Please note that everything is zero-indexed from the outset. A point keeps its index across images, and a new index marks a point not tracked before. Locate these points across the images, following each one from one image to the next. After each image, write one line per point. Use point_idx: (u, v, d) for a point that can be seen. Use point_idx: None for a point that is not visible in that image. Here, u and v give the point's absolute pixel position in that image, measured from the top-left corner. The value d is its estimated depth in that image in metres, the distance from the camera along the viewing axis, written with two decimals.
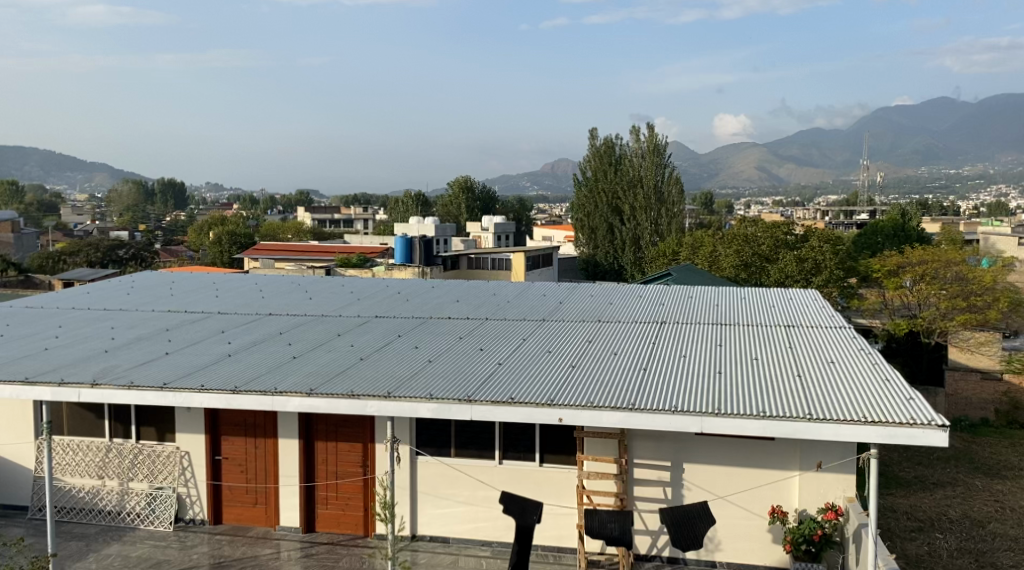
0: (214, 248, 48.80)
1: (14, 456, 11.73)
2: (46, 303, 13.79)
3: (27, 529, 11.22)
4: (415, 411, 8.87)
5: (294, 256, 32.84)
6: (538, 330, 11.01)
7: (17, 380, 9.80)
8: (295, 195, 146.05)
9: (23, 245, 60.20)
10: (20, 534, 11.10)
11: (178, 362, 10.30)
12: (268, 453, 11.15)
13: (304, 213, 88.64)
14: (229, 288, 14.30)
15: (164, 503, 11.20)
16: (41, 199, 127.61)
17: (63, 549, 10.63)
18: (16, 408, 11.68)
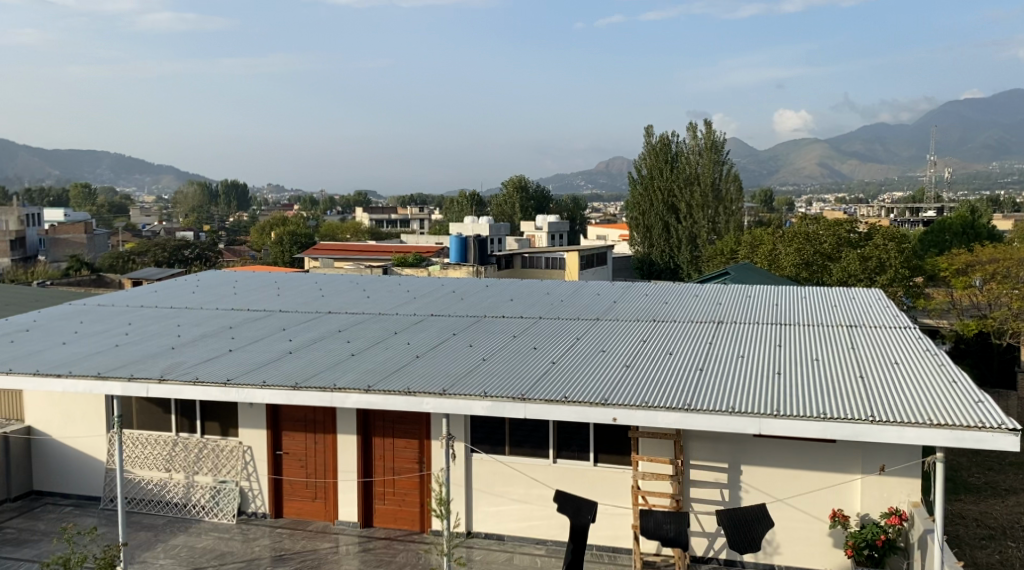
0: (276, 248, 49.67)
1: (87, 448, 12.11)
2: (116, 302, 14.23)
3: (99, 518, 11.59)
4: (470, 409, 8.93)
5: (353, 255, 33.26)
6: (591, 330, 10.99)
7: (89, 374, 10.14)
8: (354, 196, 147.90)
9: (95, 246, 62.14)
10: (93, 523, 11.47)
11: (241, 359, 10.54)
12: (327, 449, 11.32)
13: (362, 213, 89.78)
14: (290, 287, 14.56)
15: (228, 495, 11.50)
16: (110, 201, 131.12)
17: (132, 539, 10.95)
18: (90, 402, 12.07)
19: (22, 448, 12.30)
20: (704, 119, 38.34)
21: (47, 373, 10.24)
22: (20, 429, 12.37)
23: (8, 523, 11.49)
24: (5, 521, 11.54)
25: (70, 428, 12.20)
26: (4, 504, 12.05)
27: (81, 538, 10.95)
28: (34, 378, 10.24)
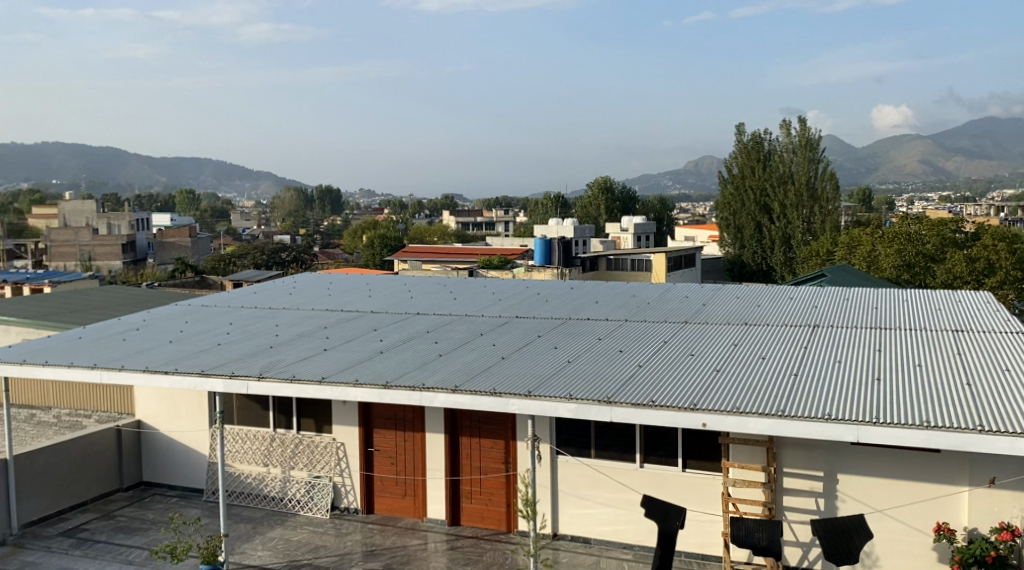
0: (366, 252, 50.79)
1: (191, 442, 12.48)
2: (217, 302, 14.66)
3: (202, 509, 11.92)
4: (556, 411, 8.84)
5: (442, 257, 33.54)
6: (681, 333, 10.78)
7: (194, 372, 10.44)
8: (442, 199, 149.34)
9: (199, 248, 64.01)
10: (196, 514, 11.80)
11: (334, 358, 10.68)
12: (416, 447, 11.40)
13: (450, 216, 90.58)
14: (382, 289, 14.74)
15: (322, 491, 11.71)
16: (213, 206, 135.77)
17: (232, 530, 11.23)
18: (194, 398, 12.45)
19: (132, 441, 12.75)
20: (798, 117, 37.33)
21: (155, 369, 10.59)
22: (131, 422, 12.85)
23: (119, 512, 11.91)
24: (117, 510, 11.96)
25: (177, 423, 12.61)
26: (116, 494, 12.51)
27: (186, 528, 11.28)
28: (142, 374, 10.60)
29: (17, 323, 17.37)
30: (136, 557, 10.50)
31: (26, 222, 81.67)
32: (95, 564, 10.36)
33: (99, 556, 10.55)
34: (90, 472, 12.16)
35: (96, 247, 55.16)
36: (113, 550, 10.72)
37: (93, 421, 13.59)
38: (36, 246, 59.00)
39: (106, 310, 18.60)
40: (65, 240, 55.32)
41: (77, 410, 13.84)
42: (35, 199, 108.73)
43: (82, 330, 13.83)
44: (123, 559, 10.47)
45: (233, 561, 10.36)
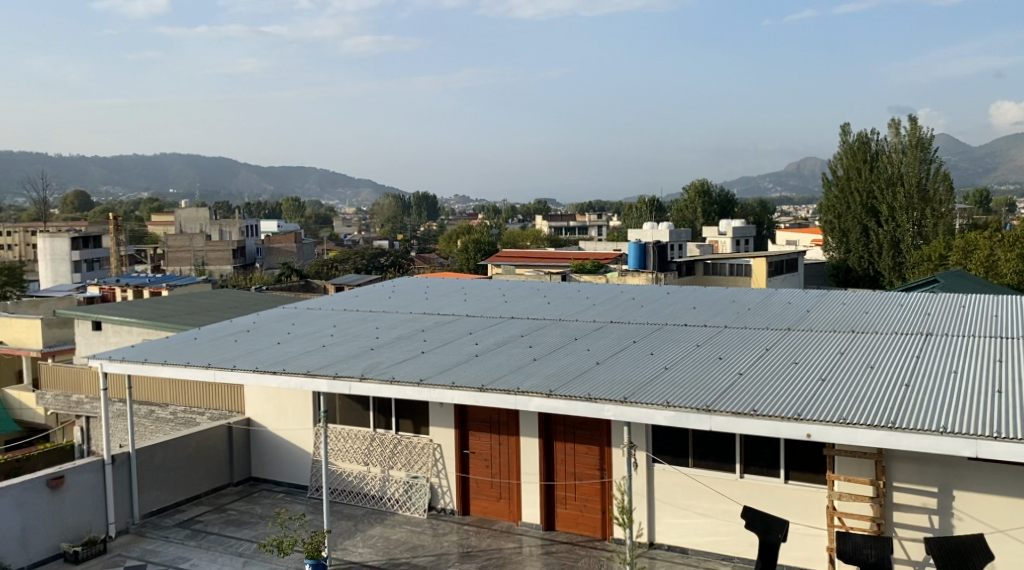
0: (462, 256, 51.22)
1: (296, 440, 12.70)
2: (318, 305, 14.92)
3: (306, 504, 12.10)
4: (653, 418, 8.66)
5: (537, 262, 33.50)
6: (783, 340, 10.44)
7: (299, 372, 10.62)
8: (535, 203, 149.60)
9: (303, 253, 65.64)
10: (300, 509, 11.98)
11: (432, 361, 10.70)
12: (511, 450, 11.35)
13: (542, 221, 90.56)
14: (477, 293, 14.75)
15: (419, 491, 11.75)
16: (314, 213, 139.24)
17: (334, 527, 11.37)
18: (299, 398, 12.68)
19: (242, 437, 13.06)
20: (909, 116, 35.98)
21: (262, 369, 10.85)
22: (240, 420, 13.16)
23: (230, 505, 12.19)
24: (228, 503, 12.25)
25: (282, 421, 12.86)
26: (227, 489, 12.81)
27: (291, 523, 11.47)
28: (251, 374, 10.85)
29: (138, 324, 18.28)
30: (245, 549, 10.72)
31: (143, 229, 85.40)
32: (207, 554, 10.63)
33: (211, 547, 10.81)
34: (203, 467, 12.50)
35: (209, 252, 57.13)
36: (224, 541, 10.98)
37: (206, 418, 14.20)
38: (153, 250, 61.55)
39: (217, 311, 19.21)
40: (179, 246, 56.79)
41: (191, 407, 14.41)
42: (152, 207, 113.80)
43: (196, 331, 14.31)
44: (233, 551, 10.70)
45: (335, 557, 10.49)
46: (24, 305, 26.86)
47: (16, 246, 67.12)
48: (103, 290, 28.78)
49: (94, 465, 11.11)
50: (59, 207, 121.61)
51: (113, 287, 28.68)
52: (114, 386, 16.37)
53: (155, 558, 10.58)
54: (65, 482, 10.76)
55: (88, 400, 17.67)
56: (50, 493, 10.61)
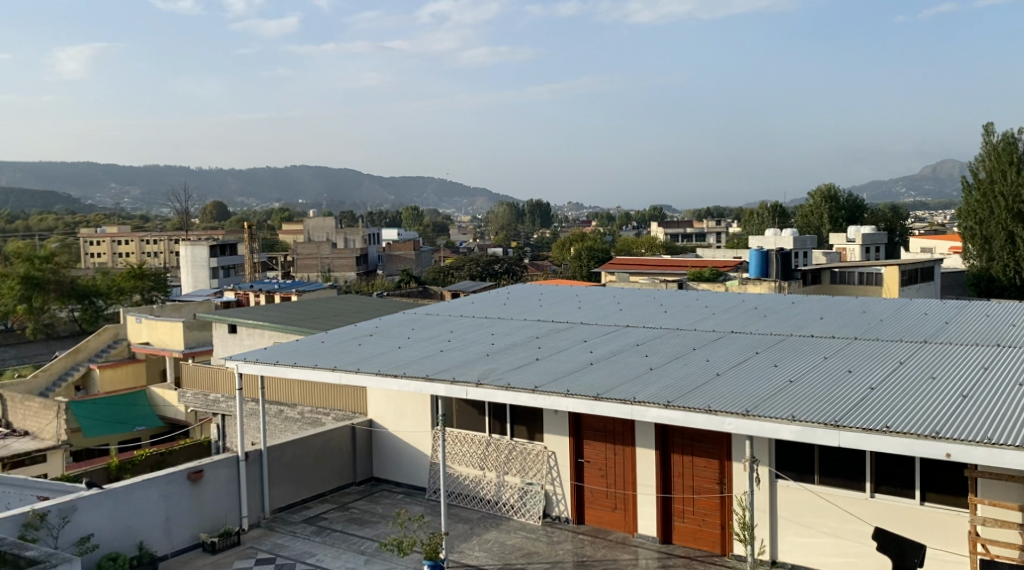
0: (574, 263, 51.22)
1: (415, 443, 12.83)
2: (435, 311, 15.05)
3: (425, 506, 12.17)
4: (777, 432, 8.34)
5: (655, 269, 33.08)
6: (917, 354, 9.92)
7: (419, 377, 10.69)
8: (648, 211, 148.32)
9: (422, 260, 66.80)
10: (419, 511, 12.06)
11: (548, 368, 10.61)
12: (627, 461, 11.15)
13: (657, 227, 89.53)
14: (592, 301, 14.60)
15: (533, 497, 11.69)
16: (431, 221, 141.69)
17: (451, 529, 11.41)
18: (418, 401, 12.80)
19: (365, 438, 13.25)
20: None
21: (381, 373, 10.98)
22: (363, 421, 13.35)
23: (352, 504, 12.37)
24: (351, 502, 12.44)
25: (402, 424, 13.01)
26: (350, 488, 13.01)
27: (410, 524, 11.55)
28: (373, 377, 11.00)
29: (269, 328, 18.83)
30: (368, 547, 10.86)
31: (275, 237, 88.79)
32: (332, 550, 10.81)
33: (335, 544, 10.99)
34: (328, 466, 12.73)
35: (335, 260, 58.67)
36: (346, 539, 11.14)
37: (331, 419, 14.48)
38: (283, 256, 63.82)
39: (343, 315, 19.64)
40: (309, 254, 58.78)
41: (317, 407, 14.72)
42: (281, 217, 118.39)
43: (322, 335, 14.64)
44: (356, 549, 10.84)
45: (452, 559, 10.53)
46: (166, 308, 28.11)
47: (160, 254, 70.77)
48: (238, 295, 29.84)
49: (229, 460, 11.47)
50: (196, 218, 127.67)
51: (247, 292, 29.70)
52: (248, 386, 16.89)
53: (282, 552, 10.83)
54: (203, 475, 11.15)
55: (224, 399, 18.25)
56: (190, 486, 11.02)
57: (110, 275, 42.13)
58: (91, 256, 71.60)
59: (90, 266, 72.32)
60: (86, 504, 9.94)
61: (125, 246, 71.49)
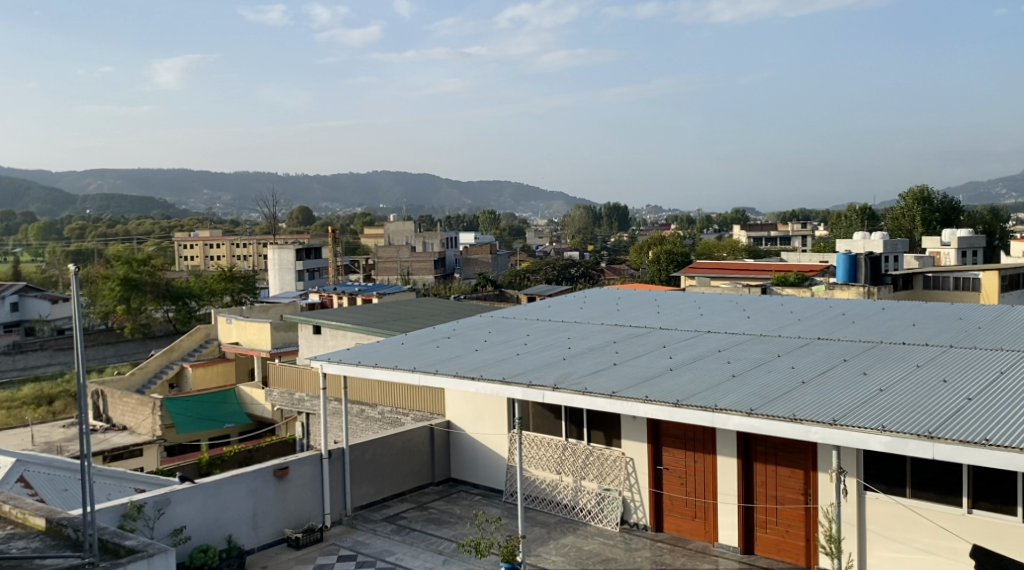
0: (653, 267, 50.77)
1: (492, 445, 12.78)
2: (512, 314, 14.99)
3: (502, 508, 12.10)
4: (865, 443, 8.03)
5: (739, 273, 32.53)
6: (1017, 363, 9.47)
7: (496, 380, 10.63)
8: (730, 213, 146.11)
9: (500, 263, 67.02)
10: (496, 513, 12.00)
11: (627, 373, 10.44)
12: (707, 469, 10.91)
13: (740, 230, 88.12)
14: (671, 306, 14.37)
15: (611, 503, 11.54)
16: (510, 225, 142.26)
17: (528, 533, 11.34)
18: (496, 404, 12.76)
19: (443, 439, 13.27)
20: None
21: (458, 375, 10.96)
22: (442, 422, 13.39)
23: (430, 504, 12.39)
24: (429, 502, 12.45)
25: (480, 425, 12.97)
26: (428, 488, 13.03)
27: (488, 525, 11.50)
28: (451, 379, 10.99)
29: (352, 329, 19.03)
30: (446, 547, 10.84)
31: (357, 241, 90.21)
32: (411, 549, 10.83)
33: (414, 543, 11.00)
34: (408, 466, 12.77)
35: (414, 263, 59.27)
36: (425, 538, 11.14)
37: (410, 419, 14.55)
38: (366, 259, 64.77)
39: (423, 318, 19.73)
40: (389, 257, 59.41)
41: (397, 408, 14.80)
42: (363, 221, 120.37)
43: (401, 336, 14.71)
44: (434, 549, 10.83)
45: (529, 563, 10.44)
46: (254, 309, 28.74)
47: (250, 257, 72.53)
48: (322, 298, 30.28)
49: (313, 457, 11.58)
50: (283, 222, 130.72)
51: (331, 294, 30.11)
52: (331, 385, 17.09)
53: (363, 549, 10.89)
54: (288, 472, 11.28)
55: (309, 398, 18.47)
56: (276, 482, 11.15)
57: (203, 276, 43.24)
58: (185, 259, 73.85)
59: (184, 269, 74.66)
60: (179, 498, 10.16)
61: (217, 249, 73.48)
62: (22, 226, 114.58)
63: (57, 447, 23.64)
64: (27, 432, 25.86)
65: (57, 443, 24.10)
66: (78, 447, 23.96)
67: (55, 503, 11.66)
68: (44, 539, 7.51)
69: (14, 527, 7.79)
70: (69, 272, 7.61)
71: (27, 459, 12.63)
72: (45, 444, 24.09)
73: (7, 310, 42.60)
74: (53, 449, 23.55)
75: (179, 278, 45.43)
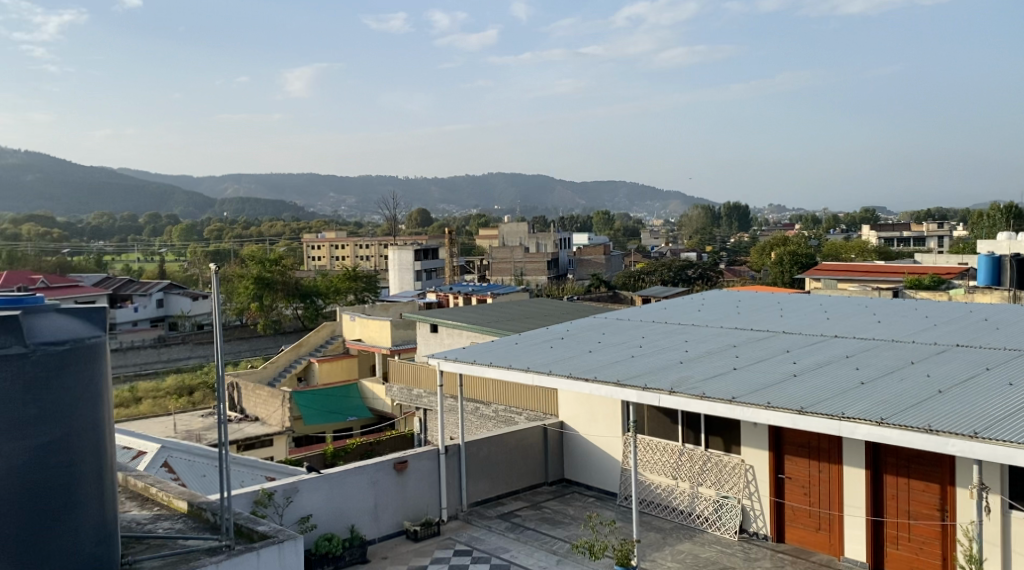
0: (776, 268, 49.54)
1: (606, 447, 12.55)
2: (629, 316, 14.74)
3: (615, 512, 11.87)
4: (1011, 458, 7.48)
5: (869, 276, 31.34)
6: None
7: (611, 381, 10.40)
8: (859, 213, 141.18)
9: (615, 265, 66.53)
10: (610, 516, 11.79)
11: (748, 379, 10.07)
12: (832, 480, 10.42)
13: (870, 231, 84.90)
14: (796, 309, 13.85)
15: (729, 511, 11.15)
16: (627, 225, 141.25)
17: (643, 537, 11.06)
18: (609, 405, 12.54)
19: (556, 439, 13.14)
20: None
21: (572, 376, 10.80)
22: (555, 422, 13.25)
23: (544, 504, 12.25)
24: (543, 501, 12.34)
25: (594, 427, 12.76)
26: (542, 488, 12.91)
27: (603, 528, 11.29)
28: (565, 380, 10.83)
29: (468, 328, 19.09)
30: (560, 548, 10.68)
31: (474, 242, 91.11)
32: (525, 548, 10.72)
33: (529, 542, 10.89)
34: (521, 466, 12.69)
35: (528, 264, 59.48)
36: (540, 538, 11.02)
37: (524, 419, 14.44)
38: (483, 259, 65.36)
39: (540, 318, 19.66)
40: (502, 258, 59.92)
41: (511, 407, 14.74)
42: (480, 222, 121.67)
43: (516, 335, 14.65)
44: (548, 548, 10.69)
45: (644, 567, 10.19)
46: (375, 308, 29.25)
47: (372, 258, 74.09)
48: (439, 297, 30.57)
49: (431, 453, 11.60)
50: (402, 225, 133.41)
51: (448, 294, 30.36)
52: (448, 382, 17.19)
53: (479, 545, 10.85)
54: (408, 466, 11.31)
55: (426, 395, 18.61)
56: (396, 475, 11.21)
57: (329, 276, 44.40)
58: (312, 259, 76.20)
59: (310, 268, 77.03)
60: (307, 487, 10.30)
61: (341, 250, 75.35)
62: (168, 228, 120.66)
63: (197, 435, 24.58)
64: (170, 420, 27.00)
65: (196, 431, 25.03)
66: (216, 435, 24.83)
67: (195, 487, 12.03)
68: (186, 521, 7.11)
69: (160, 509, 7.46)
70: (209, 269, 7.53)
71: (171, 446, 13.18)
72: (186, 432, 25.08)
73: (153, 306, 44.50)
74: (192, 437, 24.48)
75: (307, 277, 46.87)
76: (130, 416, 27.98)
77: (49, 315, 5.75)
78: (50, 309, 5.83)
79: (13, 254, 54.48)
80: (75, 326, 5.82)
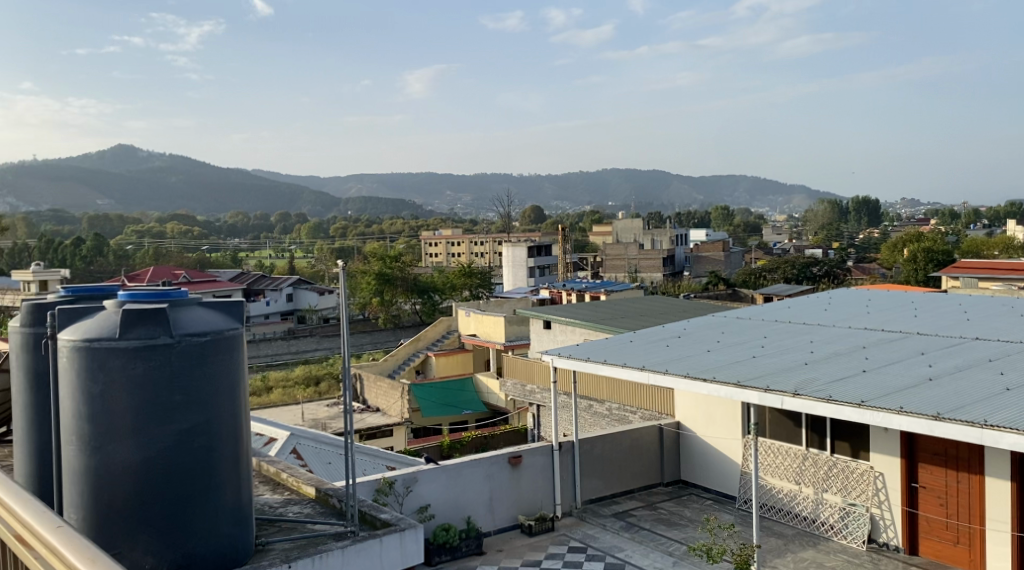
0: (909, 265, 47.56)
1: (725, 450, 12.12)
2: (750, 315, 14.21)
3: (735, 515, 11.44)
4: None
5: (1011, 273, 29.63)
6: None
7: (731, 382, 10.00)
8: (998, 207, 134.16)
9: (735, 262, 64.96)
10: (729, 519, 11.38)
11: (879, 382, 9.51)
12: (972, 491, 9.73)
13: (1013, 226, 80.40)
14: (932, 309, 13.07)
15: (856, 519, 10.59)
16: (747, 221, 138.27)
17: (763, 542, 10.64)
18: (728, 407, 12.10)
19: (673, 440, 12.78)
20: None
21: (691, 376, 10.43)
22: (671, 422, 12.90)
23: (661, 504, 11.93)
24: (659, 502, 12.00)
25: (712, 429, 12.36)
26: (658, 488, 12.58)
27: (721, 532, 10.90)
28: (682, 380, 10.47)
29: (580, 325, 18.87)
30: (676, 550, 10.35)
31: (588, 238, 90.78)
32: (640, 548, 10.44)
33: (644, 542, 10.60)
34: (636, 466, 12.40)
35: (641, 261, 58.53)
36: (655, 538, 10.72)
37: (638, 418, 14.11)
38: (598, 256, 64.95)
39: (657, 315, 19.27)
40: (617, 254, 59.29)
41: (625, 406, 14.46)
42: (596, 218, 120.97)
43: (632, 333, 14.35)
44: (664, 549, 10.38)
45: None
46: (491, 303, 29.35)
47: (487, 254, 74.64)
48: (553, 293, 30.43)
49: (545, 448, 11.43)
50: (518, 222, 134.22)
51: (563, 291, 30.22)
52: (561, 380, 17.04)
53: (593, 543, 10.62)
54: (522, 461, 11.18)
55: (541, 391, 18.52)
56: (510, 470, 11.09)
57: (448, 272, 44.89)
58: (430, 256, 77.38)
59: (428, 265, 78.23)
60: (425, 477, 10.28)
61: (458, 247, 76.20)
62: (296, 227, 124.79)
63: (323, 423, 25.19)
64: (297, 408, 27.76)
65: (322, 420, 25.67)
66: (341, 424, 25.41)
67: (321, 474, 12.22)
68: (313, 507, 7.07)
69: (289, 493, 7.47)
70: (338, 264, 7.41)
71: (299, 433, 13.46)
72: (312, 420, 25.74)
73: (284, 300, 45.79)
74: (318, 426, 25.11)
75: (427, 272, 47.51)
76: (259, 404, 28.92)
77: (193, 308, 5.63)
78: (193, 302, 5.71)
79: (155, 250, 57.29)
80: (216, 318, 5.67)
